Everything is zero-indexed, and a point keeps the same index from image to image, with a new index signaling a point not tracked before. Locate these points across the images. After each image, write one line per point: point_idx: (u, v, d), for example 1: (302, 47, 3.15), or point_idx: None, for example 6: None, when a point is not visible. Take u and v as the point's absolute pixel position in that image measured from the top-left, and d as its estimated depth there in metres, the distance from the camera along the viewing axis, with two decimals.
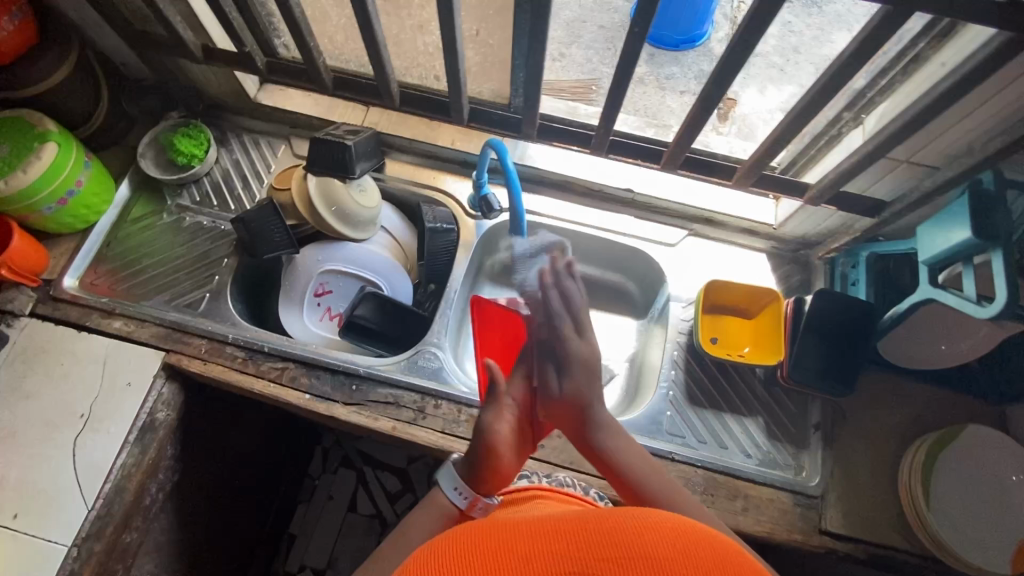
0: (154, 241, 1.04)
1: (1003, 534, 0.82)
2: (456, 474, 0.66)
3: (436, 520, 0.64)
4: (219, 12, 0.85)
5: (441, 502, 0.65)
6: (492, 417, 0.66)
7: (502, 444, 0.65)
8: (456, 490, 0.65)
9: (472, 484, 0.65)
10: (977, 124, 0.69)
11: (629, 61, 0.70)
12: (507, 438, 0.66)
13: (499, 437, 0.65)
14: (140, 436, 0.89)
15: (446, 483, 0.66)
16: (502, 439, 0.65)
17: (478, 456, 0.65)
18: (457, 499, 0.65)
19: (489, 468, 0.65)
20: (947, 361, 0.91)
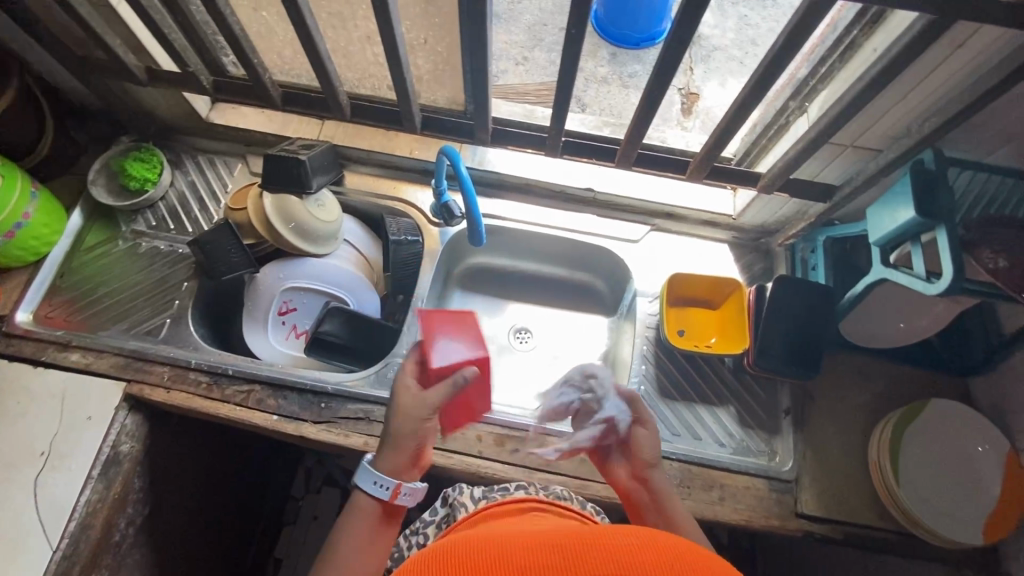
0: (110, 269, 1.02)
1: (972, 504, 0.83)
2: (375, 469, 0.65)
3: (360, 523, 0.64)
4: (159, 34, 0.84)
5: (363, 502, 0.64)
6: (407, 397, 0.66)
7: (417, 422, 0.65)
8: (375, 485, 0.64)
9: (396, 473, 0.65)
10: (912, 105, 0.71)
11: (572, 61, 0.70)
12: (422, 417, 0.65)
13: (415, 417, 0.65)
14: (104, 471, 0.87)
15: (365, 482, 0.64)
16: (415, 417, 0.65)
17: (395, 439, 0.65)
18: (378, 492, 0.64)
19: (409, 451, 0.65)
20: (904, 339, 0.94)
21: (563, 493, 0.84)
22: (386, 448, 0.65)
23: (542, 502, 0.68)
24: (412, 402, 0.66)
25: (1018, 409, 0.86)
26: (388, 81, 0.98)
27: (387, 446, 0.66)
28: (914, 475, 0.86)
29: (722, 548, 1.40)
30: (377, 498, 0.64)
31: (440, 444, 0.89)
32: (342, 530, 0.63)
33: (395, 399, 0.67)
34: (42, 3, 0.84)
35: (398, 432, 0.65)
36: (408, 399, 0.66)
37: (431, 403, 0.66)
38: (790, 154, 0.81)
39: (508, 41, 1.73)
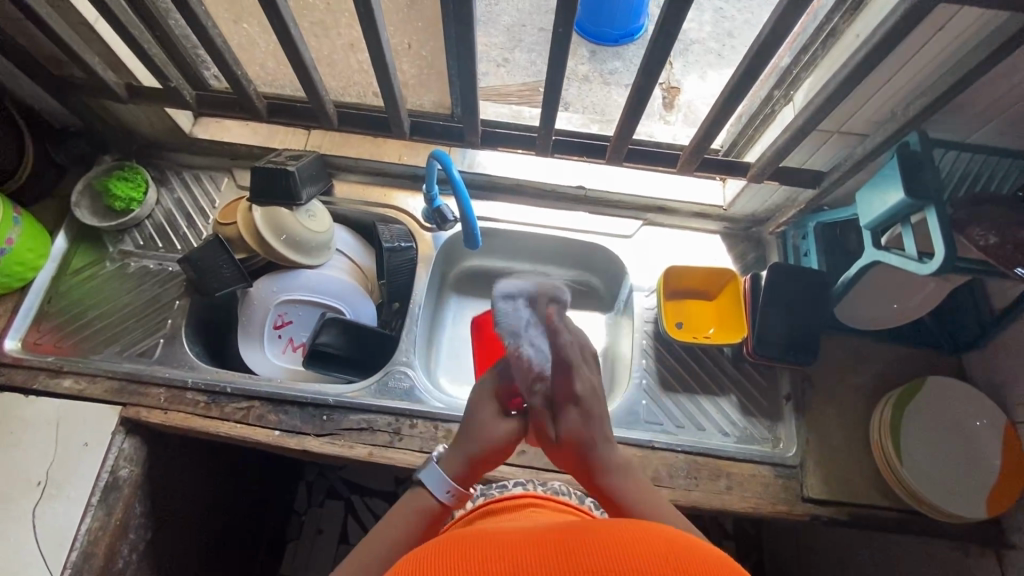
0: (98, 292, 1.00)
1: (974, 478, 0.85)
2: (445, 474, 0.60)
3: (412, 517, 0.60)
4: (138, 50, 0.82)
5: (422, 499, 0.60)
6: (494, 420, 0.62)
7: (499, 448, 0.62)
8: (440, 487, 0.60)
9: (460, 479, 0.61)
10: (896, 88, 0.72)
11: (560, 60, 0.70)
12: (506, 442, 0.62)
13: (501, 442, 0.62)
14: (104, 497, 0.85)
15: (431, 481, 0.60)
16: (500, 442, 0.62)
17: (471, 454, 0.61)
18: (442, 495, 0.60)
19: (478, 467, 0.62)
20: (899, 319, 0.95)
21: (560, 488, 0.80)
22: (457, 456, 0.61)
23: (540, 498, 0.65)
24: (503, 429, 0.62)
25: (1012, 382, 0.88)
26: (373, 87, 0.98)
27: (457, 454, 0.61)
28: (916, 452, 0.87)
29: (728, 537, 1.41)
30: (438, 499, 0.60)
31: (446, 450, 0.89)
32: (393, 520, 0.59)
33: (481, 415, 0.62)
34: (16, 24, 0.82)
35: (476, 448, 0.61)
36: (495, 424, 0.62)
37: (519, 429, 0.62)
38: (778, 143, 0.82)
39: (488, 43, 1.73)
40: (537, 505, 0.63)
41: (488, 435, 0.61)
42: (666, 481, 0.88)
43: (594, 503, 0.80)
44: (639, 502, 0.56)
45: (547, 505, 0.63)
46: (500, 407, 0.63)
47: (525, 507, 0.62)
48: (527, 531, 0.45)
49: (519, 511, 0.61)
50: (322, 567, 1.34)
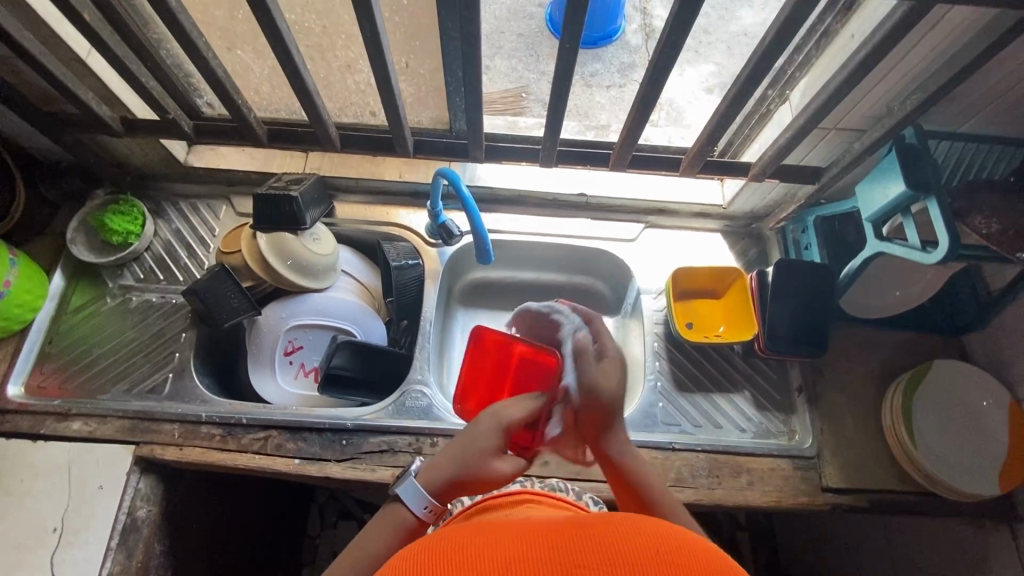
0: (101, 329, 0.98)
1: (985, 456, 0.87)
2: (424, 491, 0.63)
3: (390, 532, 0.62)
4: (134, 83, 0.81)
5: (400, 514, 0.63)
6: (492, 458, 0.63)
7: (485, 485, 0.62)
8: (417, 502, 0.62)
9: (438, 497, 0.63)
10: (892, 85, 0.74)
11: (566, 73, 0.71)
12: (493, 482, 0.62)
13: (487, 479, 0.62)
14: (123, 539, 0.83)
15: (408, 495, 0.62)
16: (487, 479, 0.62)
17: (455, 478, 0.63)
18: (418, 511, 0.62)
19: (458, 491, 0.63)
20: (903, 305, 0.97)
21: (559, 486, 0.82)
22: (439, 473, 0.63)
23: (535, 495, 0.64)
24: (496, 468, 0.63)
25: (1014, 360, 0.91)
26: (372, 107, 0.98)
27: (443, 472, 0.63)
28: (928, 434, 0.89)
29: (742, 528, 1.43)
30: (416, 515, 0.62)
31: None
32: (372, 533, 0.62)
33: (479, 442, 0.64)
34: (5, 62, 0.80)
35: (461, 475, 0.63)
36: (490, 462, 0.63)
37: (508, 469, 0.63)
38: (779, 142, 0.83)
39: None
40: (531, 500, 0.62)
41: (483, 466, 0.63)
42: (688, 482, 0.89)
43: (592, 498, 0.81)
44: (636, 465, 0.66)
45: (541, 501, 0.62)
46: (501, 445, 0.65)
47: (519, 504, 0.61)
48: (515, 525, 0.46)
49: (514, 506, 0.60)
50: None
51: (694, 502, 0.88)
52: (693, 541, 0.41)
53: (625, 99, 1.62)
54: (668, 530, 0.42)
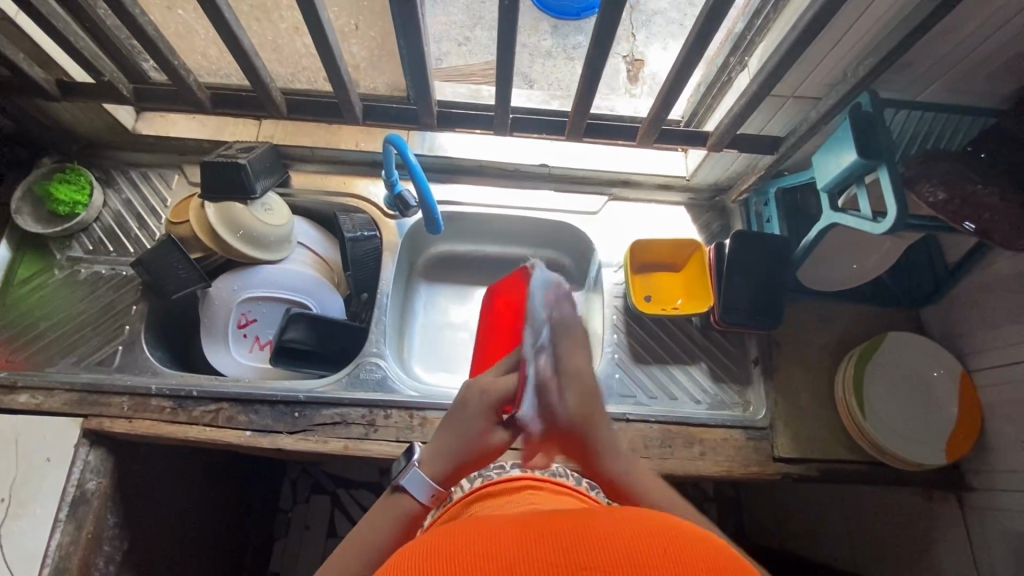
0: (49, 302, 0.96)
1: (933, 426, 0.88)
2: (426, 476, 0.59)
3: (392, 522, 0.59)
4: (64, 43, 0.77)
5: (402, 502, 0.60)
6: (486, 430, 0.61)
7: (487, 456, 0.61)
8: (422, 491, 0.59)
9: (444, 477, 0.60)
10: (847, 49, 0.72)
11: (510, 34, 0.68)
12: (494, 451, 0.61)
13: (489, 450, 0.60)
14: (73, 511, 0.83)
15: (411, 485, 0.59)
16: (488, 450, 0.60)
17: (458, 459, 0.60)
18: (423, 498, 0.60)
19: (461, 469, 0.61)
20: (861, 278, 0.97)
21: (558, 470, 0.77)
22: (440, 459, 0.60)
23: (541, 480, 0.57)
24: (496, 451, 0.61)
25: (969, 332, 0.91)
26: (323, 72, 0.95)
27: (443, 455, 0.60)
28: (879, 407, 0.90)
29: (709, 500, 1.46)
30: (420, 502, 0.60)
31: (423, 438, 0.88)
32: (375, 522, 0.60)
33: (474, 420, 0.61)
34: None
35: (459, 452, 0.60)
36: (490, 431, 0.61)
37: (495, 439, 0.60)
38: (734, 110, 0.81)
39: (448, 21, 1.65)
40: (534, 487, 0.55)
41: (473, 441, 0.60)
42: (641, 452, 0.90)
43: None
44: (631, 479, 0.61)
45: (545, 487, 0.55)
46: (495, 416, 0.61)
47: (520, 490, 0.53)
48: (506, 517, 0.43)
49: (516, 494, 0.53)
50: (313, 562, 1.35)
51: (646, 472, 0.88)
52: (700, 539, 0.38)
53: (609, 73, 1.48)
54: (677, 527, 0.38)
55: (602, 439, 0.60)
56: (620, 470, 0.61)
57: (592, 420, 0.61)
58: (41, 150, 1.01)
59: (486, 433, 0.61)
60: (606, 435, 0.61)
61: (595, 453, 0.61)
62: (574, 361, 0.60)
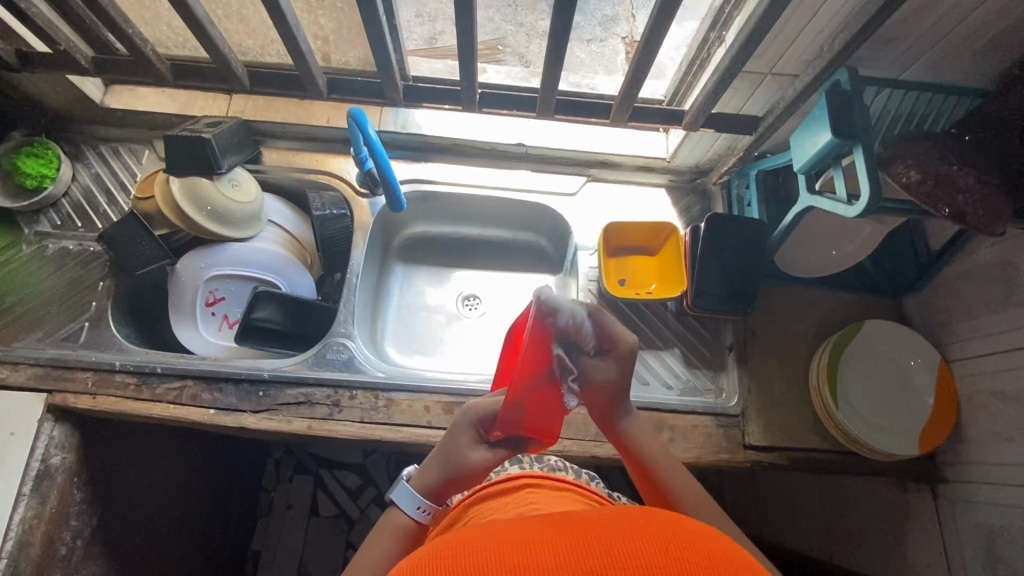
0: (16, 276, 0.95)
1: (907, 416, 0.87)
2: (415, 490, 0.59)
3: (387, 543, 0.59)
4: (16, 10, 0.75)
5: (398, 518, 0.60)
6: (471, 448, 0.59)
7: (472, 479, 0.59)
8: (413, 505, 0.59)
9: (435, 500, 0.60)
10: (824, 23, 0.69)
11: (469, 3, 0.66)
12: (478, 474, 0.58)
13: (471, 474, 0.58)
14: (36, 486, 0.83)
15: (402, 499, 0.60)
16: (470, 474, 0.58)
17: (444, 476, 0.59)
18: (414, 513, 0.60)
19: (452, 487, 0.59)
20: (841, 264, 0.95)
21: (557, 465, 0.74)
22: (428, 474, 0.60)
23: (538, 477, 0.60)
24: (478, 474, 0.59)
25: (951, 322, 0.89)
26: None
27: (431, 476, 0.59)
28: (853, 397, 0.88)
29: None
30: (413, 518, 0.59)
31: (387, 419, 0.87)
32: (371, 546, 0.59)
33: (458, 443, 0.59)
34: None
35: (447, 469, 0.59)
36: (471, 454, 0.58)
37: (476, 459, 0.58)
38: (708, 87, 0.79)
39: None
40: (533, 486, 0.58)
41: (457, 461, 0.59)
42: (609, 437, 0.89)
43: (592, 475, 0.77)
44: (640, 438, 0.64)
45: (544, 485, 0.58)
46: (478, 434, 0.59)
47: (520, 490, 0.57)
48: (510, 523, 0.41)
49: (513, 494, 0.56)
50: (295, 541, 1.37)
51: (613, 457, 0.87)
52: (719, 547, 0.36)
53: (608, 54, 1.24)
54: (694, 534, 0.37)
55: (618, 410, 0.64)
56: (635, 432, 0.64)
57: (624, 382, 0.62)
58: (8, 123, 0.99)
59: (469, 452, 0.59)
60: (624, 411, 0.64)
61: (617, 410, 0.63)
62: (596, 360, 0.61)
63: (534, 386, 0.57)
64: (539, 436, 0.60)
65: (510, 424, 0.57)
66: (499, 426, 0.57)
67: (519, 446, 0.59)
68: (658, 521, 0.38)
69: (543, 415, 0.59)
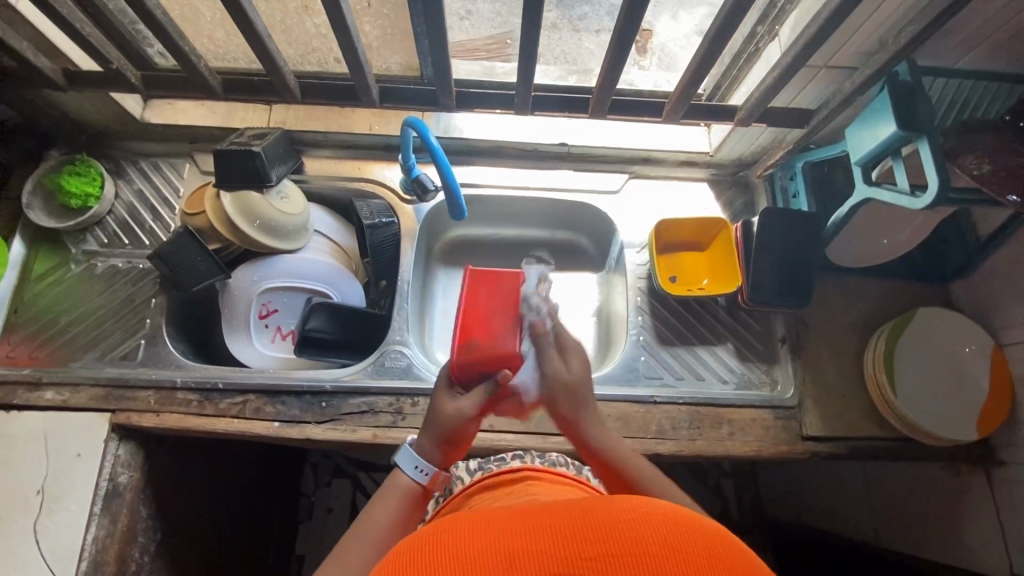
0: (68, 296, 0.95)
1: (965, 402, 0.87)
2: (415, 452, 0.64)
3: (396, 501, 0.63)
4: (70, 32, 0.74)
5: (400, 481, 0.64)
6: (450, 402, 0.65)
7: (459, 430, 0.64)
8: (415, 466, 0.64)
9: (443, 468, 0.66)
10: (886, 17, 0.69)
11: (536, 8, 0.65)
12: (465, 424, 0.64)
13: (459, 426, 0.64)
14: (106, 505, 0.83)
15: (405, 458, 0.64)
16: (456, 429, 0.63)
17: (437, 436, 0.64)
18: (414, 474, 0.64)
19: (446, 447, 0.64)
20: (892, 253, 0.95)
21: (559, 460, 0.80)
22: (425, 436, 0.65)
23: (536, 471, 0.65)
24: (467, 427, 0.64)
25: (1002, 307, 0.90)
26: (334, 53, 0.92)
27: (423, 437, 0.65)
28: (910, 385, 0.89)
29: (726, 475, 1.50)
30: (414, 479, 0.63)
31: None
32: (377, 506, 0.62)
33: (436, 404, 0.65)
34: None
35: (437, 428, 0.64)
36: (450, 406, 0.64)
37: (460, 408, 0.63)
38: (766, 83, 0.78)
39: None
40: (534, 479, 0.62)
41: (437, 412, 0.64)
42: (669, 434, 0.90)
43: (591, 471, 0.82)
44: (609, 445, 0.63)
45: (544, 479, 0.62)
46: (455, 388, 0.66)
47: (521, 481, 0.62)
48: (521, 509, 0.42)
49: (515, 485, 0.61)
50: None
51: (675, 454, 0.88)
52: (720, 538, 0.37)
53: None
54: (699, 527, 0.37)
55: (583, 418, 0.64)
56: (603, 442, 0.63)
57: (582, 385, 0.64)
58: (48, 141, 0.98)
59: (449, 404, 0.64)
60: (590, 415, 0.64)
61: (576, 424, 0.64)
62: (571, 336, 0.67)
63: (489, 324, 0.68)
64: (502, 362, 0.65)
65: (467, 360, 0.65)
66: (463, 367, 0.65)
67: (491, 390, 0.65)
68: (661, 510, 0.38)
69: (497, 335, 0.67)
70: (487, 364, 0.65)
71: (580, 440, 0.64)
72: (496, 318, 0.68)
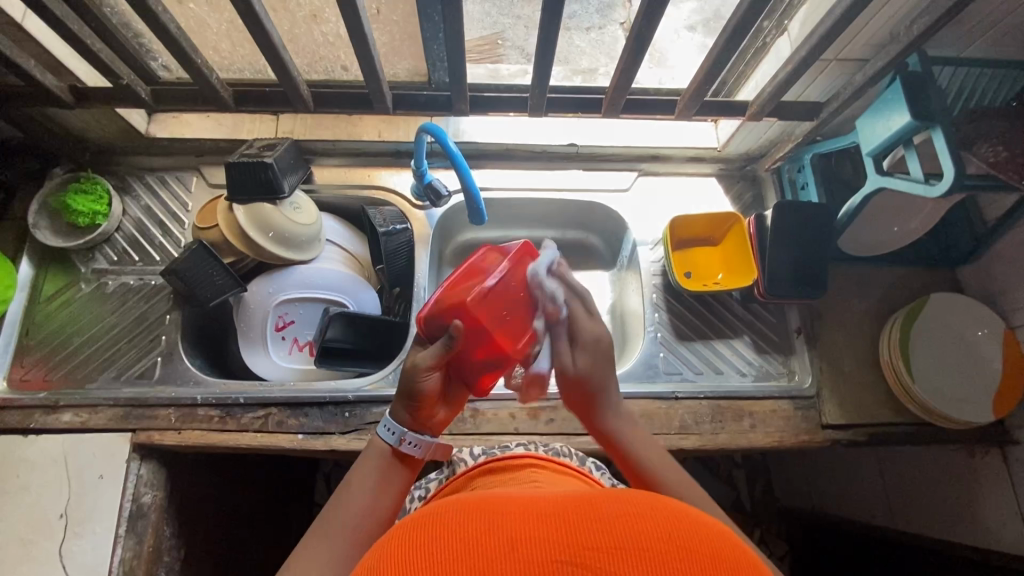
0: (80, 316, 0.93)
1: (981, 385, 0.89)
2: (391, 411, 0.65)
3: (376, 467, 0.62)
4: (80, 48, 0.73)
5: (379, 449, 0.63)
6: (417, 355, 0.62)
7: (419, 386, 0.61)
8: (388, 428, 0.63)
9: (415, 429, 0.64)
10: (897, 9, 0.70)
11: (555, 11, 0.65)
12: (422, 379, 0.61)
13: (416, 381, 0.61)
14: (132, 526, 0.82)
15: (380, 418, 0.65)
16: (416, 385, 0.61)
17: (404, 394, 0.63)
18: (388, 435, 0.63)
19: (413, 405, 0.63)
20: (901, 241, 0.97)
21: (563, 450, 0.83)
22: (398, 396, 0.64)
23: (541, 459, 0.65)
24: (426, 381, 0.61)
25: (1010, 290, 0.91)
26: (343, 61, 0.91)
27: (399, 395, 0.65)
28: (926, 370, 0.90)
29: (738, 465, 1.51)
30: (393, 446, 0.63)
31: (474, 429, 0.88)
32: (360, 470, 0.62)
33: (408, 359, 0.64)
34: None
35: (404, 386, 0.63)
36: (415, 359, 0.62)
37: (420, 363, 0.61)
38: (778, 77, 0.79)
39: None
40: (537, 466, 0.63)
41: (404, 367, 0.63)
42: (692, 429, 0.90)
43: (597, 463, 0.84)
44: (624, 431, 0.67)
45: (550, 467, 0.63)
46: (426, 346, 0.63)
47: (523, 468, 0.62)
48: (524, 497, 0.41)
49: (520, 471, 0.61)
50: None
51: (699, 448, 0.89)
52: (726, 541, 0.36)
53: (609, 41, 1.15)
54: (704, 527, 0.36)
55: (602, 399, 0.67)
56: (616, 425, 0.67)
57: (604, 374, 0.67)
58: (51, 159, 0.97)
59: (414, 357, 0.62)
60: (611, 396, 0.68)
61: (593, 403, 0.67)
62: (590, 329, 0.66)
63: (468, 289, 0.60)
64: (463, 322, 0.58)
65: (434, 313, 0.60)
66: (432, 321, 0.61)
67: (449, 351, 0.59)
68: (667, 507, 0.38)
69: (469, 297, 0.59)
70: (450, 322, 0.60)
71: (593, 419, 0.68)
72: (477, 284, 0.60)
